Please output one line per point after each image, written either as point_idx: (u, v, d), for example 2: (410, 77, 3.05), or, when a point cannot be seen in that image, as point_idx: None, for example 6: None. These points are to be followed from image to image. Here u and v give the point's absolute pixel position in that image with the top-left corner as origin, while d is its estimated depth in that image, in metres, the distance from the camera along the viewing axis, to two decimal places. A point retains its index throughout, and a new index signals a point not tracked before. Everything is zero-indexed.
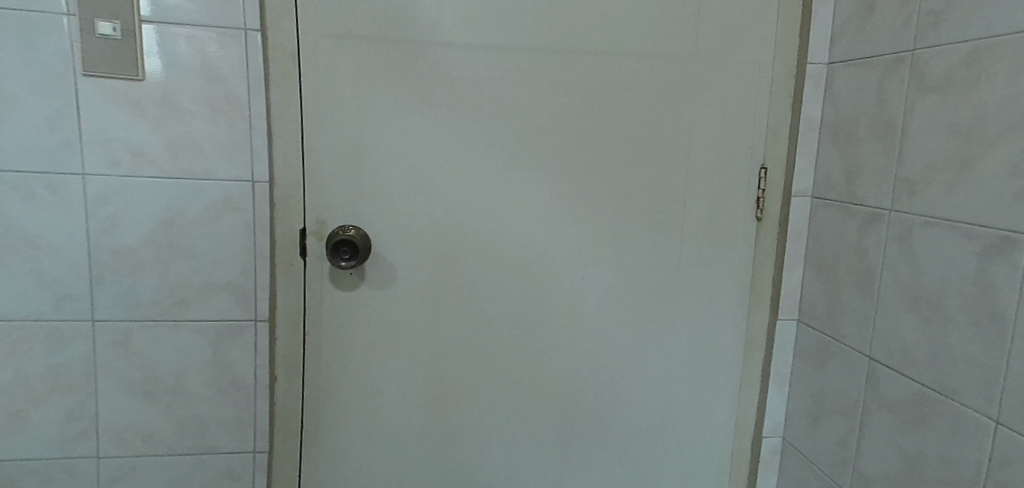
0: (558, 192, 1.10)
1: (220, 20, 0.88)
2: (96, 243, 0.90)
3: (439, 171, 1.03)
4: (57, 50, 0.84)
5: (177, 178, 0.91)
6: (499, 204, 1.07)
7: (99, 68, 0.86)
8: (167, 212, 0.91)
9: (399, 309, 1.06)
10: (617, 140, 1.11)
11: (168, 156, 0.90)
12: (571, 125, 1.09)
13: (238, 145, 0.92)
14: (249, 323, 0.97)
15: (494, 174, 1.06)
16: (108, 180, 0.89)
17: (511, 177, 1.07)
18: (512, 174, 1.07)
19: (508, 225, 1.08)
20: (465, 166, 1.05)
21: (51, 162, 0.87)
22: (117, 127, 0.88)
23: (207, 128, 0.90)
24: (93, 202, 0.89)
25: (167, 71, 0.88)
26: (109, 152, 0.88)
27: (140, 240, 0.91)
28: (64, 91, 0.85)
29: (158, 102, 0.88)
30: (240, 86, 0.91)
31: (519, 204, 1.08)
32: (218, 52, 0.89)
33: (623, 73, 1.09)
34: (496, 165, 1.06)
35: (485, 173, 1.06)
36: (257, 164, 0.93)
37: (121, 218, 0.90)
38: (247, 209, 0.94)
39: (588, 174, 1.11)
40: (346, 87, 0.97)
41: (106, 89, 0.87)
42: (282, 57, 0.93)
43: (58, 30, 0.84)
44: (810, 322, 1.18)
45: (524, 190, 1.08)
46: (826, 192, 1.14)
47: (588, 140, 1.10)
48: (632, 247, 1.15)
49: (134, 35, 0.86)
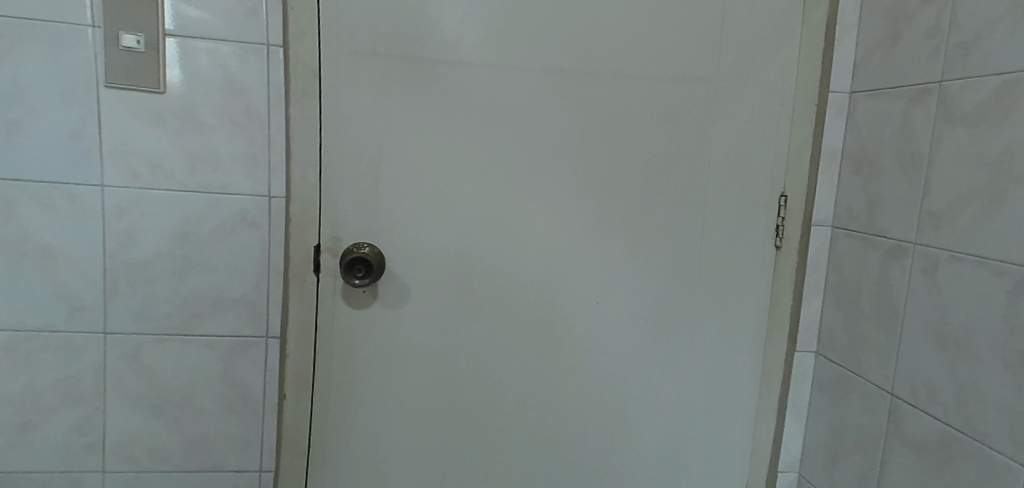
0: (575, 216, 1.09)
1: (243, 34, 0.89)
2: (111, 254, 0.89)
3: (457, 190, 1.02)
4: (80, 62, 0.84)
5: (194, 192, 0.90)
6: (515, 226, 1.06)
7: (122, 80, 0.85)
8: (183, 225, 0.90)
9: (412, 329, 1.04)
10: (635, 164, 1.10)
11: (186, 168, 0.89)
12: (589, 149, 1.08)
13: (257, 159, 0.91)
14: (260, 340, 0.96)
15: (511, 194, 1.05)
16: (126, 191, 0.88)
17: (528, 199, 1.06)
18: (530, 195, 1.06)
19: (525, 247, 1.07)
20: (482, 186, 1.03)
21: (71, 172, 0.86)
22: (137, 139, 0.87)
23: (226, 141, 0.90)
24: (110, 213, 0.88)
25: (189, 83, 0.87)
26: (129, 164, 0.87)
27: (155, 252, 0.90)
28: (87, 102, 0.85)
29: (179, 115, 0.88)
30: (261, 100, 0.90)
31: (536, 225, 1.07)
32: (240, 66, 0.89)
33: (642, 97, 1.08)
34: (514, 184, 1.05)
35: (501, 193, 1.05)
36: (275, 179, 0.92)
37: (137, 230, 0.89)
38: (263, 224, 0.93)
39: (605, 196, 1.10)
40: (367, 104, 0.96)
41: (128, 101, 0.86)
42: (303, 72, 0.92)
43: (82, 40, 0.84)
44: (829, 355, 1.16)
45: (541, 212, 1.07)
46: (848, 222, 1.12)
47: (606, 163, 1.09)
48: (649, 273, 1.14)
49: (157, 48, 0.86)
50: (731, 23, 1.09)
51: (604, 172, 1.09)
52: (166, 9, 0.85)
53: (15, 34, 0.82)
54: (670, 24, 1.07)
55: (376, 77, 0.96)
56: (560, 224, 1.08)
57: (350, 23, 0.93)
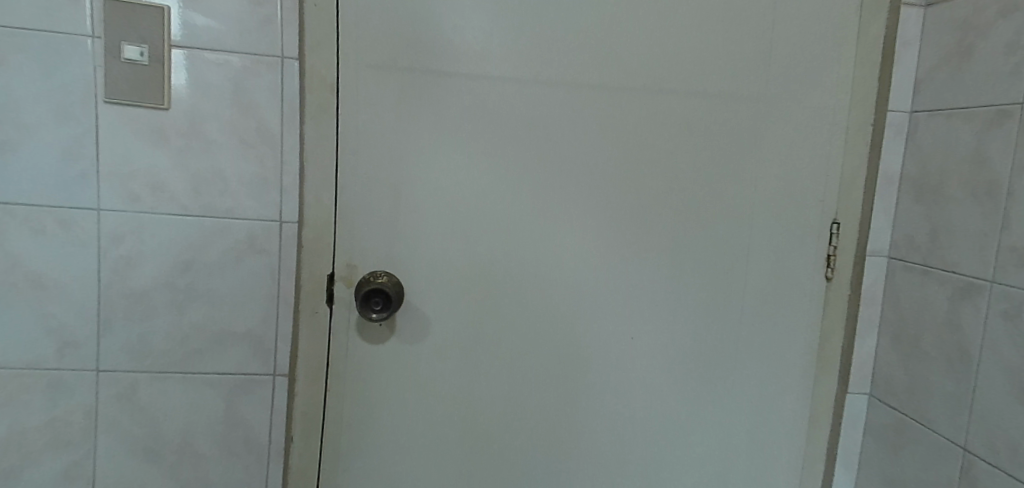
0: (604, 240, 1.00)
1: (256, 46, 0.82)
2: (107, 284, 0.82)
3: (478, 214, 0.94)
4: (79, 76, 0.78)
5: (198, 216, 0.82)
6: (538, 252, 0.97)
7: (123, 96, 0.79)
8: (186, 252, 0.83)
9: (429, 364, 0.95)
10: (671, 187, 1.01)
11: (192, 191, 0.82)
12: (623, 171, 0.99)
13: (267, 181, 0.84)
14: (266, 378, 0.88)
15: (536, 217, 0.96)
16: (125, 214, 0.81)
17: (555, 224, 0.97)
18: (556, 218, 0.97)
19: (547, 275, 0.98)
20: (504, 209, 0.95)
21: (66, 194, 0.79)
22: (138, 159, 0.80)
23: (234, 161, 0.82)
24: (107, 239, 0.81)
25: (196, 99, 0.80)
26: (128, 185, 0.80)
27: (154, 281, 0.83)
28: (85, 119, 0.79)
29: (184, 133, 0.81)
30: (273, 117, 0.83)
31: (563, 251, 0.98)
32: (251, 80, 0.82)
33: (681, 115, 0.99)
34: (541, 208, 0.96)
35: (524, 216, 0.96)
36: (287, 203, 0.85)
37: (136, 257, 0.82)
38: (272, 252, 0.85)
39: (637, 220, 1.00)
40: (386, 122, 0.88)
41: (128, 118, 0.79)
42: (321, 86, 0.85)
43: (82, 53, 0.78)
44: (885, 398, 1.05)
45: (568, 237, 0.98)
46: (908, 253, 1.01)
47: (639, 185, 1.00)
48: (685, 307, 1.04)
49: (162, 60, 0.79)
50: (780, 36, 1.00)
51: (637, 196, 1.00)
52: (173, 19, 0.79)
53: (10, 46, 0.76)
54: (713, 36, 0.98)
55: (396, 92, 0.88)
56: (589, 252, 0.99)
57: (369, 35, 0.86)
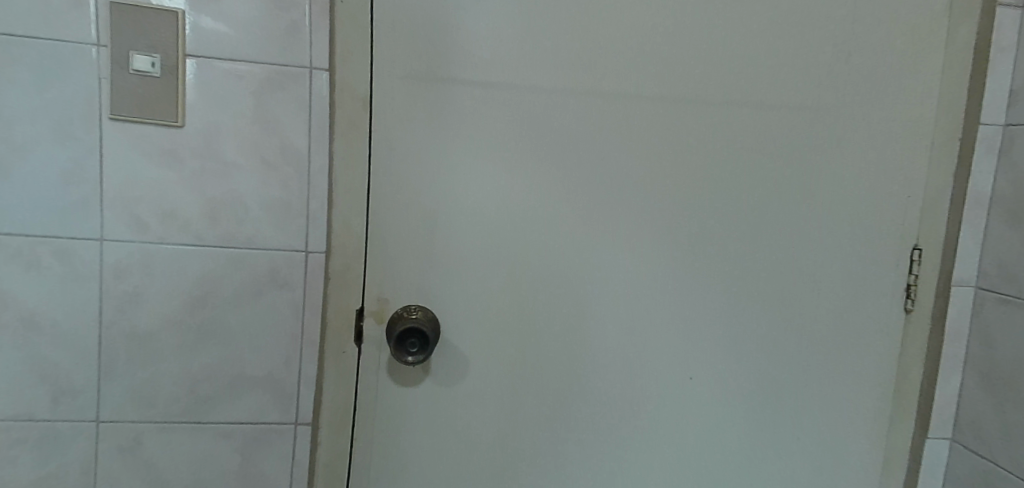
0: (647, 259, 0.87)
1: (281, 55, 0.69)
2: (109, 327, 0.68)
3: (514, 237, 0.82)
4: (81, 87, 0.65)
5: (213, 248, 0.70)
6: (579, 278, 0.86)
7: (131, 111, 0.66)
8: (198, 289, 0.70)
9: (467, 407, 0.85)
10: (729, 205, 0.89)
11: (207, 220, 0.69)
12: (678, 188, 0.87)
13: (292, 208, 0.71)
14: (288, 427, 0.75)
15: (577, 239, 0.85)
16: (130, 246, 0.67)
17: (599, 245, 0.85)
18: (598, 238, 0.85)
19: (585, 301, 0.86)
20: (544, 231, 0.83)
21: (64, 222, 0.66)
22: (145, 180, 0.67)
23: (256, 184, 0.70)
24: (110, 275, 0.67)
25: (211, 114, 0.67)
26: (135, 212, 0.67)
27: (164, 322, 0.70)
28: (86, 136, 0.65)
29: (199, 152, 0.68)
30: (300, 135, 0.70)
31: (606, 272, 0.86)
32: (275, 95, 0.69)
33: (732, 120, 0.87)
34: (587, 230, 0.85)
35: (564, 236, 0.84)
36: (314, 232, 0.72)
37: (143, 294, 0.69)
38: (296, 285, 0.73)
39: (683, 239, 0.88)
40: (422, 140, 0.77)
41: (137, 135, 0.66)
42: (351, 102, 0.74)
43: (84, 61, 0.65)
44: (971, 445, 0.91)
45: (611, 261, 0.86)
46: (1000, 284, 0.88)
47: (693, 203, 0.88)
48: (744, 341, 0.92)
49: (175, 69, 0.66)
50: (857, 40, 0.89)
51: (689, 214, 0.88)
52: (189, 22, 0.66)
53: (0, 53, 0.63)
54: (780, 41, 0.87)
55: (435, 106, 0.77)
56: (634, 275, 0.87)
57: (402, 41, 0.75)
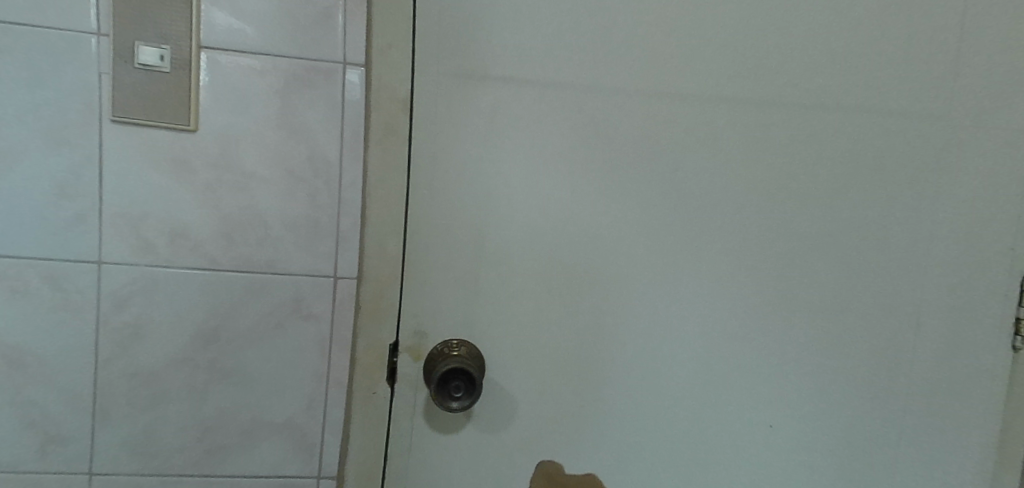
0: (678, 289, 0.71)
1: (311, 47, 0.57)
2: (106, 364, 0.59)
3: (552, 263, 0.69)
4: (75, 84, 0.53)
5: (228, 273, 0.59)
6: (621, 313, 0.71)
7: (137, 115, 0.54)
8: (209, 320, 0.60)
9: (514, 460, 0.72)
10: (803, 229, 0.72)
11: (223, 241, 0.58)
12: (731, 205, 0.70)
13: (321, 228, 0.60)
14: (309, 481, 0.64)
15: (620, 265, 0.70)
16: (133, 271, 0.57)
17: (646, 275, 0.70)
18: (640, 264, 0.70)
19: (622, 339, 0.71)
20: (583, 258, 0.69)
21: (56, 244, 0.55)
22: (149, 195, 0.56)
23: (279, 200, 0.59)
24: (108, 304, 0.57)
25: (229, 118, 0.56)
26: (138, 231, 0.57)
27: (166, 359, 0.60)
28: (82, 142, 0.54)
29: (214, 162, 0.57)
30: (332, 143, 0.59)
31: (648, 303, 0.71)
32: (302, 94, 0.58)
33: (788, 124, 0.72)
34: (643, 257, 0.70)
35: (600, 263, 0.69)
36: (345, 255, 0.61)
37: (144, 325, 0.59)
38: (321, 317, 0.62)
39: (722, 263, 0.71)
40: (471, 151, 0.64)
41: (141, 143, 0.55)
42: (389, 104, 0.62)
43: (79, 54, 0.52)
44: None
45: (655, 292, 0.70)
46: None
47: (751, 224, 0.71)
48: (829, 393, 0.74)
49: (187, 63, 0.54)
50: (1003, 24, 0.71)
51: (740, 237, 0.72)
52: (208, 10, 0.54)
53: None
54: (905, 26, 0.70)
55: (486, 111, 0.64)
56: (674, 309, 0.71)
57: (447, 32, 0.63)
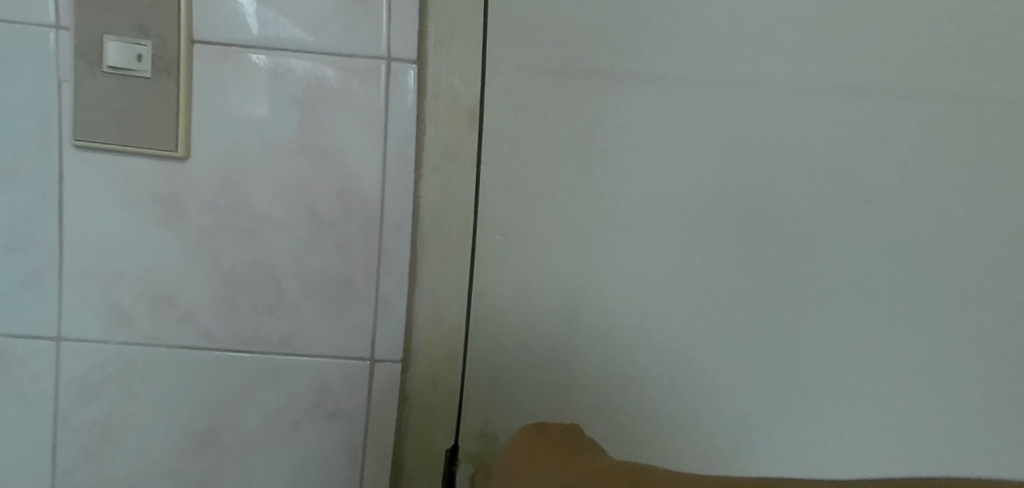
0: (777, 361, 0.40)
1: (345, 40, 0.41)
2: (65, 479, 0.43)
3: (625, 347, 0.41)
4: (28, 98, 0.39)
5: (230, 354, 0.43)
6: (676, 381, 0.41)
7: (107, 137, 0.39)
8: (202, 419, 0.43)
9: None
10: (881, 267, 0.37)
11: (222, 310, 0.42)
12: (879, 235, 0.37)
13: (355, 291, 0.43)
14: None
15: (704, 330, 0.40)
16: (103, 351, 0.42)
17: (737, 347, 0.39)
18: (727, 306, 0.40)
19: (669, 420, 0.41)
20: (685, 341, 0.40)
21: (4, 314, 0.41)
22: (124, 247, 0.41)
23: (298, 251, 0.42)
24: (70, 395, 0.42)
25: (232, 140, 0.41)
26: (110, 297, 0.41)
27: (145, 471, 0.43)
28: (38, 176, 0.40)
29: (212, 200, 0.41)
30: (370, 172, 0.42)
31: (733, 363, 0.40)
32: (331, 104, 0.41)
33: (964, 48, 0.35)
34: (754, 322, 0.39)
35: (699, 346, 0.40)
36: (387, 329, 0.43)
37: (117, 425, 0.42)
38: (355, 415, 0.44)
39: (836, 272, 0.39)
40: (567, 186, 0.40)
41: (114, 176, 0.40)
42: (451, 114, 0.43)
43: (33, 56, 0.38)
44: None
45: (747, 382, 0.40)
46: None
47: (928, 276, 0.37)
48: None
49: (174, 65, 0.39)
50: None
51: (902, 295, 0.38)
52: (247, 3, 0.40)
53: None
54: None
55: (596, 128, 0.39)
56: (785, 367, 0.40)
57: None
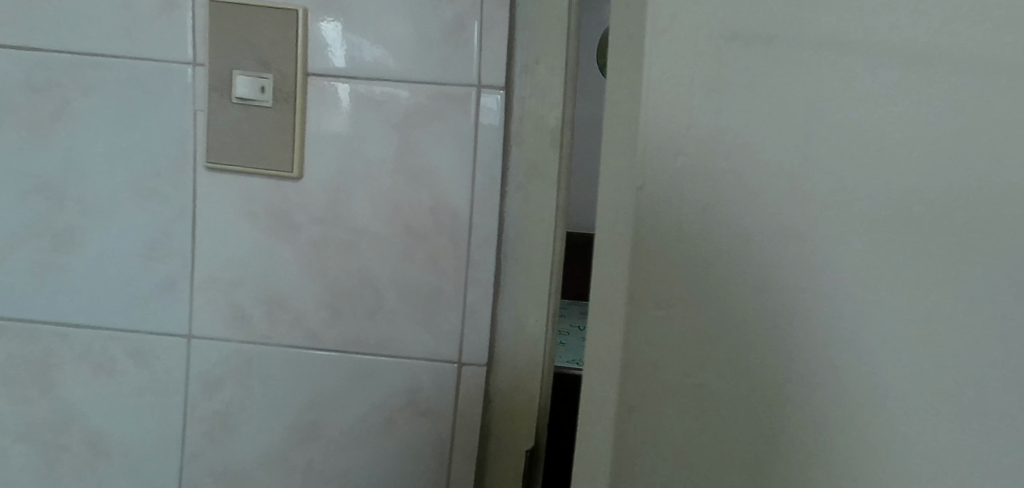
0: None
1: (440, 70, 0.44)
2: (192, 460, 0.48)
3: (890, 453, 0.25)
4: (169, 125, 0.44)
5: (332, 354, 0.47)
6: None
7: (232, 159, 0.44)
8: (308, 412, 0.47)
9: None
10: None
11: (325, 314, 0.46)
12: None
13: (444, 299, 0.46)
14: None
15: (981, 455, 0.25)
16: (225, 347, 0.47)
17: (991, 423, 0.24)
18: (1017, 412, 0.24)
19: None
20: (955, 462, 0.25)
21: (143, 314, 0.47)
22: (244, 256, 0.46)
23: (394, 262, 0.46)
24: (197, 387, 0.47)
25: (340, 162, 0.45)
26: (232, 301, 0.46)
27: (259, 459, 0.48)
28: (175, 193, 0.45)
29: (321, 215, 0.45)
30: (460, 190, 0.45)
31: None
32: (427, 127, 0.45)
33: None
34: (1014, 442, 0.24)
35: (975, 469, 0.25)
36: (474, 335, 0.47)
37: (236, 415, 0.48)
38: (443, 414, 0.47)
39: None
40: (781, 200, 0.25)
41: (238, 193, 0.45)
42: (536, 130, 0.43)
43: (175, 90, 0.44)
44: None
45: None
46: None
47: None
48: None
49: (291, 95, 0.43)
50: None
51: None
52: (326, 26, 0.44)
53: (73, 80, 0.44)
54: None
55: (827, 68, 0.24)
56: None
57: None
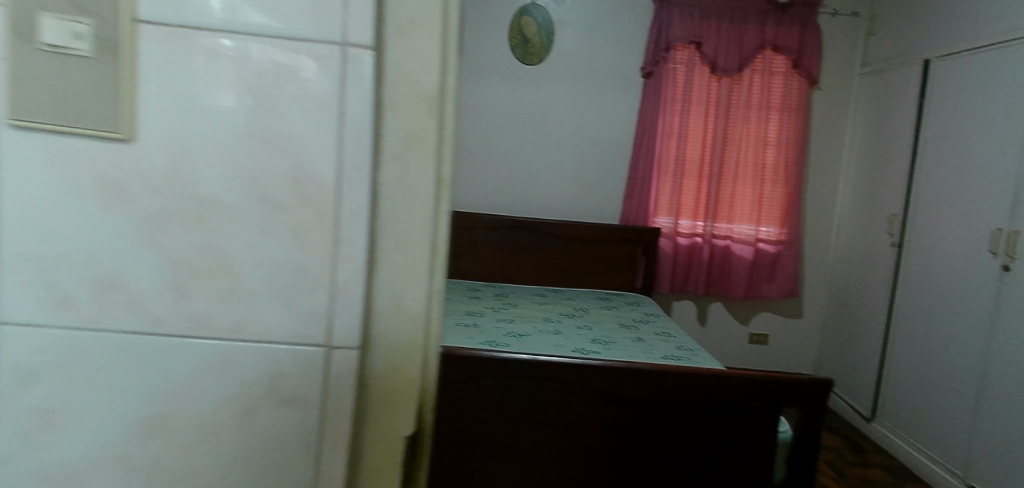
0: None
1: (297, 24, 0.39)
2: (8, 463, 0.42)
3: None
4: None
5: (177, 340, 0.42)
6: None
7: (43, 114, 0.38)
8: (149, 406, 0.42)
9: None
10: None
11: (168, 296, 0.41)
12: None
13: (308, 277, 0.42)
14: None
15: None
16: (42, 334, 0.41)
17: None
18: None
19: None
20: None
21: None
22: (63, 229, 0.40)
23: (248, 237, 0.41)
24: (10, 380, 0.41)
25: (180, 122, 0.39)
26: (52, 282, 0.40)
27: (92, 459, 0.42)
28: None
29: (159, 184, 0.40)
30: (325, 158, 0.41)
31: None
32: (284, 87, 0.40)
33: None
34: None
35: None
36: (343, 317, 0.43)
37: (60, 411, 0.42)
38: (310, 402, 0.43)
39: None
40: None
41: (55, 156, 0.39)
42: (412, 99, 0.42)
43: None
44: None
45: None
46: None
47: None
48: None
49: (115, 44, 0.38)
50: None
51: None
52: None
53: None
54: None
55: None
56: None
57: None
